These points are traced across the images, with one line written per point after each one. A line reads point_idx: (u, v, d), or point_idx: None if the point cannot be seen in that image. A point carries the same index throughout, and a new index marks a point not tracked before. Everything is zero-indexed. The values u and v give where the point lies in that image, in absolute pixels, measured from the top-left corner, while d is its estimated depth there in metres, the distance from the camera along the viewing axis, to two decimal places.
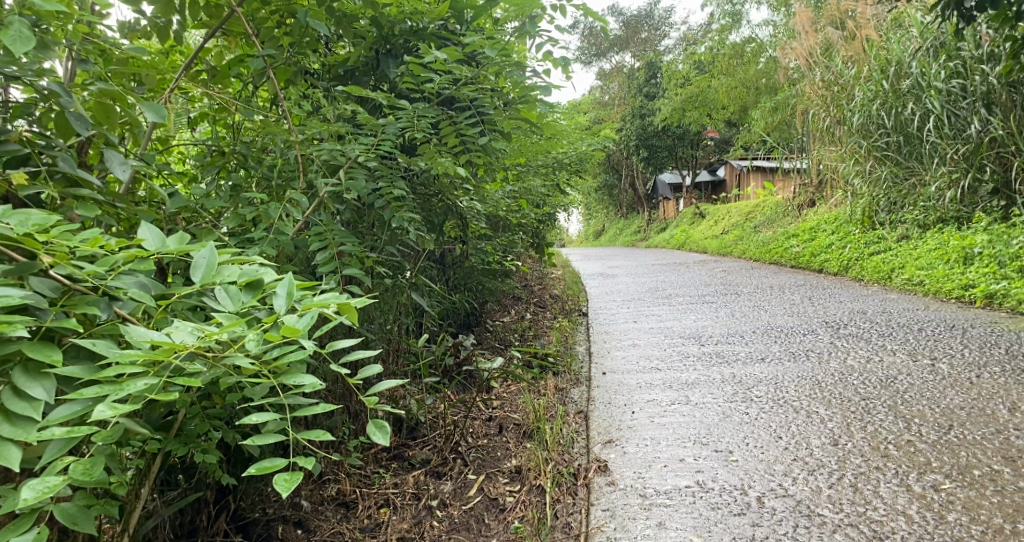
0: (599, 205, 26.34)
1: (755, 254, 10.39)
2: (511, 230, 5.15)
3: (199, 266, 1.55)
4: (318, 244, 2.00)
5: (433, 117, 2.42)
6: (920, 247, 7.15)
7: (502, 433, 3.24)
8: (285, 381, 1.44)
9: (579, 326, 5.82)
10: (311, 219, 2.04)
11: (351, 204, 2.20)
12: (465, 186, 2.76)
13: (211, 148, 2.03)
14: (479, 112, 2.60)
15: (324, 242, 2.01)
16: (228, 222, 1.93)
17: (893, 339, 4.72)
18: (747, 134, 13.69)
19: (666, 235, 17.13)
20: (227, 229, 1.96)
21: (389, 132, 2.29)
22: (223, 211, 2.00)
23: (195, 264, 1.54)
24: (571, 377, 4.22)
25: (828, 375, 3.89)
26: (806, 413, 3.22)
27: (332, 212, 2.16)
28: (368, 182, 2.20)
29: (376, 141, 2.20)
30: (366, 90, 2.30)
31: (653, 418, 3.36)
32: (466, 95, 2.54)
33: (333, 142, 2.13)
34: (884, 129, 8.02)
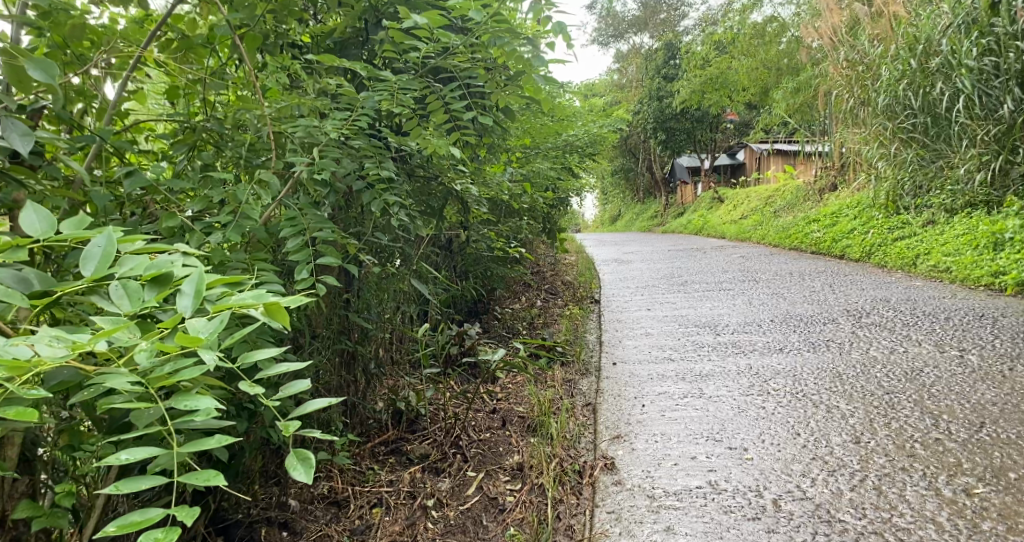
0: (616, 190, 26.10)
1: (775, 240, 10.17)
2: (519, 214, 5.01)
3: (95, 258, 1.41)
4: (291, 229, 1.86)
5: (416, 89, 2.27)
6: (947, 232, 6.93)
7: (505, 426, 3.11)
8: (173, 406, 1.33)
9: (591, 314, 5.67)
10: (286, 203, 1.91)
11: (335, 187, 2.07)
12: (462, 168, 2.63)
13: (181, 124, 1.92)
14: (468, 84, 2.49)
15: (299, 228, 1.88)
16: (192, 205, 1.78)
17: (919, 328, 4.54)
18: (768, 117, 13.42)
19: (684, 220, 16.88)
20: (194, 213, 1.82)
21: (370, 106, 2.15)
22: (194, 193, 1.87)
23: (88, 256, 1.40)
24: (580, 368, 4.08)
25: (849, 367, 3.72)
26: (826, 408, 3.06)
27: (313, 196, 2.03)
28: (351, 163, 2.06)
29: (356, 116, 2.06)
30: (342, 59, 2.16)
31: (664, 412, 3.21)
32: (454, 65, 2.41)
33: (311, 119, 1.99)
34: (910, 110, 7.78)
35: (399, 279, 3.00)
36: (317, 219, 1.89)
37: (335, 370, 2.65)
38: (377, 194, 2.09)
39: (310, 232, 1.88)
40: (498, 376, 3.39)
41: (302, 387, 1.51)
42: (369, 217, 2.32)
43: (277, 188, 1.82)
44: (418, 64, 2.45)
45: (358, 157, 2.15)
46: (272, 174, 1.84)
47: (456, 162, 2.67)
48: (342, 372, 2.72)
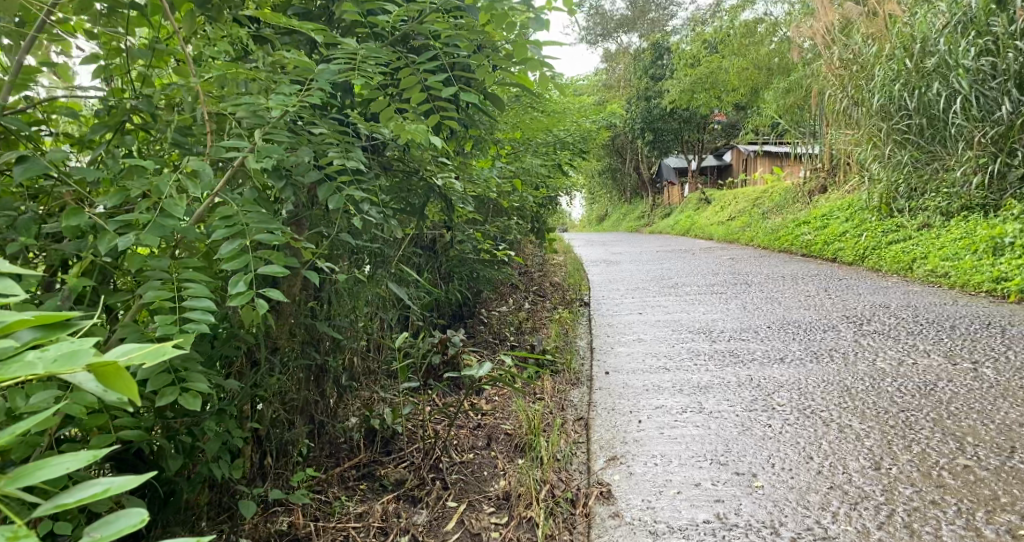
0: (602, 190, 25.87)
1: (764, 242, 9.96)
2: (506, 214, 4.75)
3: None
4: (223, 230, 1.57)
5: (384, 58, 1.98)
6: (944, 236, 6.74)
7: (490, 446, 2.85)
8: None
9: (580, 318, 5.42)
10: (222, 197, 1.62)
11: (288, 179, 1.80)
12: (442, 159, 2.36)
13: (103, 105, 1.66)
14: (448, 53, 2.21)
15: (232, 228, 1.58)
16: (103, 200, 1.51)
17: (925, 338, 4.32)
18: (757, 117, 13.23)
19: (670, 222, 16.65)
20: (107, 207, 1.55)
21: (326, 78, 1.87)
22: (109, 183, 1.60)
23: None
24: (569, 378, 3.82)
25: (857, 380, 3.48)
26: (838, 428, 2.81)
27: (264, 186, 1.75)
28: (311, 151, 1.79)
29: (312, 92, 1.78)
30: (298, 21, 1.88)
31: (662, 429, 2.96)
32: (428, 30, 2.13)
33: (262, 97, 1.71)
34: (905, 111, 7.59)
35: (374, 284, 2.73)
36: (257, 217, 1.63)
37: (297, 386, 2.39)
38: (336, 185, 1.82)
39: (250, 233, 1.60)
40: (482, 388, 3.13)
41: (123, 526, 0.93)
42: (336, 215, 2.06)
43: (209, 179, 1.56)
44: (388, 30, 2.18)
45: (319, 144, 1.88)
46: (202, 163, 1.56)
47: (435, 154, 2.41)
48: (308, 388, 2.45)
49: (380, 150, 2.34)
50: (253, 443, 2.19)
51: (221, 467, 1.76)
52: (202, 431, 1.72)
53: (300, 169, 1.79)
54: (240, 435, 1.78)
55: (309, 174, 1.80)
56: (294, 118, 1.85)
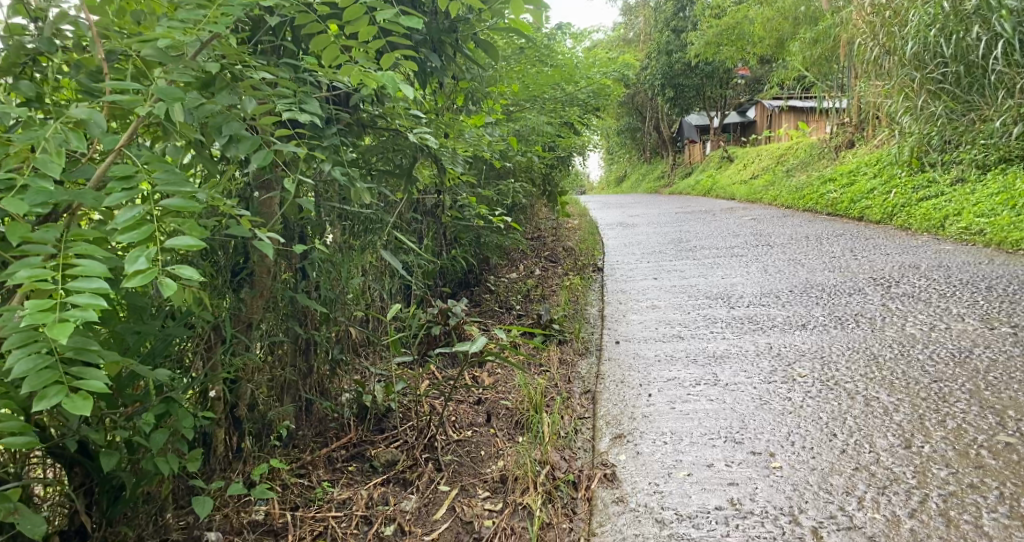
0: (622, 151, 25.48)
1: (787, 201, 9.68)
2: (513, 176, 4.56)
3: None
4: (118, 193, 1.39)
5: None
6: (978, 191, 6.46)
7: (490, 422, 2.68)
8: None
9: (593, 284, 5.23)
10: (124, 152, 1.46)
11: (218, 135, 1.63)
12: (416, 112, 2.15)
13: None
14: None
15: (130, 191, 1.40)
16: None
17: (959, 300, 4.09)
18: (782, 71, 12.84)
19: (690, 182, 16.33)
20: None
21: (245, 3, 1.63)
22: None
23: None
24: (578, 349, 3.65)
25: (885, 348, 3.27)
26: (864, 401, 2.62)
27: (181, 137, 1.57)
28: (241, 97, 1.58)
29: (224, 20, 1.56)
30: None
31: (674, 404, 2.78)
32: None
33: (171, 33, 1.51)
34: (940, 59, 7.35)
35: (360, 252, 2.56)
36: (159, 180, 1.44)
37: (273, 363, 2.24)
38: (260, 141, 1.64)
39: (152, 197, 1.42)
40: (483, 359, 2.96)
41: None
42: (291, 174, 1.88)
43: (97, 131, 1.41)
44: None
45: (259, 92, 1.70)
46: (90, 111, 1.41)
47: (410, 106, 2.20)
48: (289, 366, 2.29)
49: (348, 103, 2.15)
50: (228, 425, 2.03)
51: (169, 460, 1.61)
52: (144, 422, 1.58)
53: (221, 120, 1.61)
54: (190, 425, 1.64)
55: (228, 127, 1.61)
56: (226, 62, 1.66)
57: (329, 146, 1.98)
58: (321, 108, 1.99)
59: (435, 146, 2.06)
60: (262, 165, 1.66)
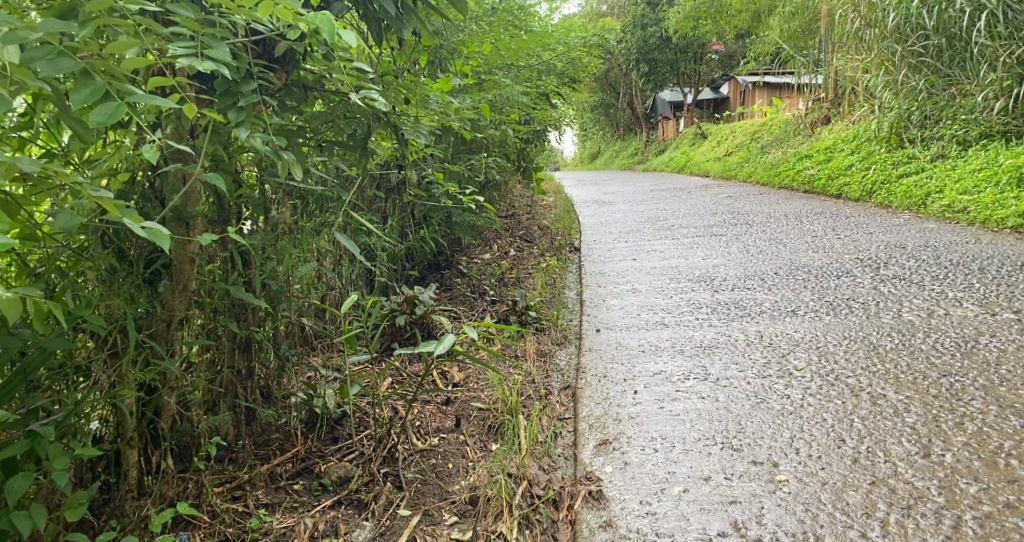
0: (594, 127, 25.18)
1: (763, 178, 9.48)
2: (485, 151, 4.27)
3: None
4: None
5: None
6: (960, 167, 6.29)
7: (459, 426, 2.40)
8: None
9: (570, 266, 4.97)
10: None
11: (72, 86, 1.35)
12: (359, 65, 1.84)
13: None
14: None
15: None
16: None
17: (953, 283, 3.87)
18: (758, 45, 12.64)
19: (664, 159, 16.09)
20: None
21: None
22: None
23: None
24: (554, 338, 3.40)
25: (884, 337, 3.04)
26: (870, 399, 2.38)
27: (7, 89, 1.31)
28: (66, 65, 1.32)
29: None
30: None
31: (662, 403, 2.53)
32: None
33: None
34: (922, 32, 7.17)
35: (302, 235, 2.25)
36: None
37: (197, 368, 1.95)
38: (104, 87, 1.36)
39: None
40: (450, 353, 2.68)
41: None
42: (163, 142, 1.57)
43: None
44: None
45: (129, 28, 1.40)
46: None
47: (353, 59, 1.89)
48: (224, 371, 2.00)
49: (280, 61, 1.86)
50: (146, 443, 1.75)
51: (32, 516, 1.44)
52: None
53: (44, 54, 1.32)
54: (61, 468, 1.46)
55: (55, 64, 1.32)
56: None
57: (249, 104, 1.66)
58: (238, 60, 1.68)
59: (382, 108, 1.79)
60: (110, 118, 1.36)
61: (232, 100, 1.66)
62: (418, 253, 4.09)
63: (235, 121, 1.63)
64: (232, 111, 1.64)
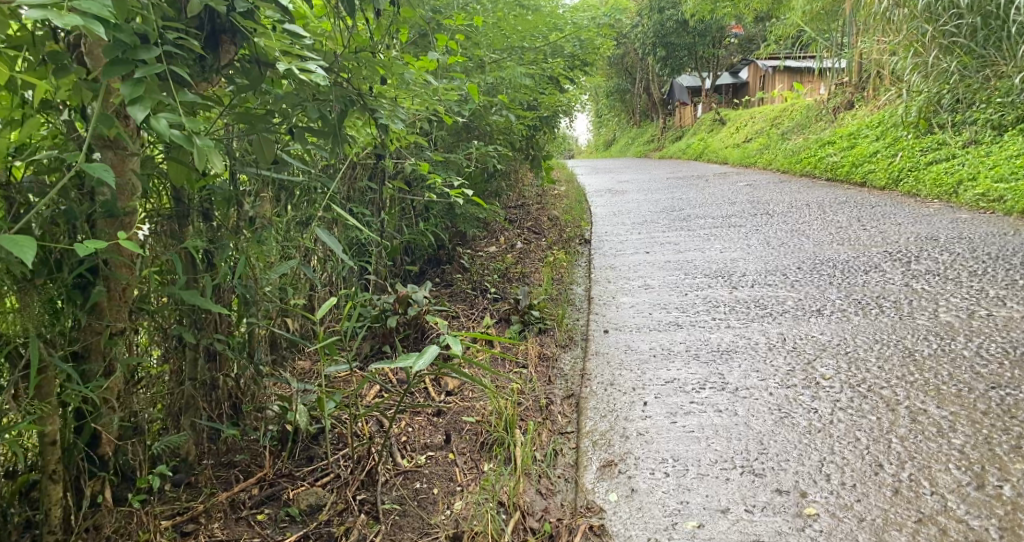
0: (610, 114, 24.81)
1: (783, 165, 9.18)
2: (488, 139, 4.04)
3: None
4: None
5: None
6: (994, 153, 5.98)
7: (448, 444, 2.17)
8: None
9: (579, 260, 4.72)
10: None
11: None
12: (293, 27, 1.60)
13: None
14: None
15: None
16: None
17: (992, 279, 3.60)
18: (780, 29, 12.29)
19: (681, 146, 15.75)
20: None
21: None
22: None
23: None
24: (559, 339, 3.16)
25: (920, 341, 2.78)
26: (909, 415, 2.13)
27: None
28: None
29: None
30: None
31: (675, 418, 2.29)
32: None
33: None
34: (955, 11, 6.85)
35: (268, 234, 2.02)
36: None
37: (154, 380, 1.76)
38: None
39: None
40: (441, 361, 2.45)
41: None
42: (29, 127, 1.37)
43: None
44: None
45: None
46: None
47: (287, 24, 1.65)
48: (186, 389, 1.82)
49: (214, 41, 1.63)
50: (88, 477, 1.57)
51: None
52: None
53: None
54: None
55: None
56: None
57: (147, 77, 1.40)
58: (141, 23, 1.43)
59: (318, 82, 1.57)
60: None
61: (129, 69, 1.40)
62: (417, 247, 3.86)
63: (129, 97, 1.37)
64: (127, 86, 1.38)
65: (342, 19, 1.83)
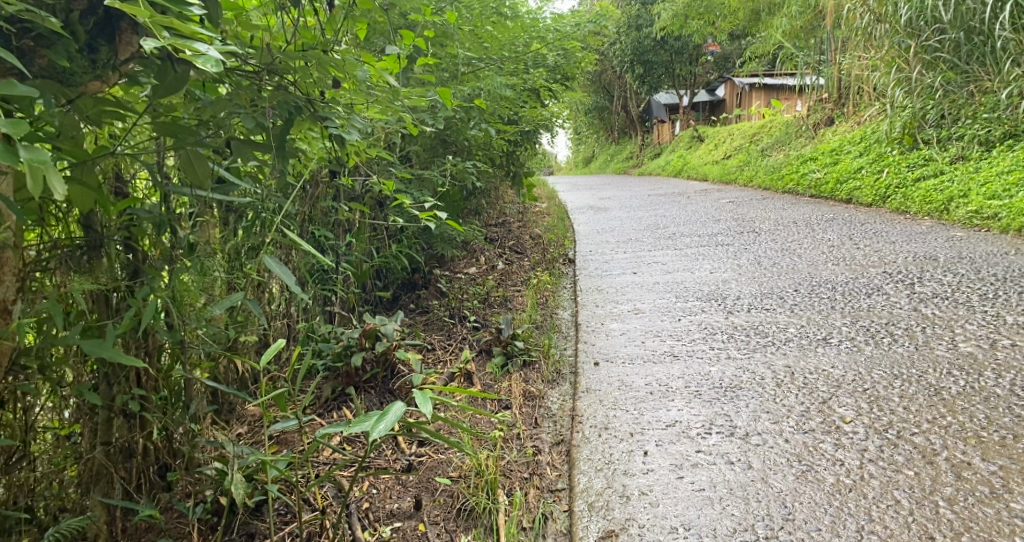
0: (588, 131, 24.65)
1: (765, 182, 8.97)
2: (465, 154, 3.74)
3: None
4: None
5: None
6: (984, 169, 5.78)
7: (420, 509, 1.88)
8: None
9: (563, 281, 4.42)
10: None
11: None
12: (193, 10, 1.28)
13: None
14: None
15: None
16: None
17: (1005, 303, 3.34)
18: (756, 44, 12.15)
19: (661, 163, 15.55)
20: None
21: None
22: None
23: None
24: (545, 374, 2.84)
25: (946, 375, 2.50)
26: (953, 470, 1.88)
27: None
28: None
29: None
30: None
31: (681, 472, 1.99)
32: None
33: None
34: (938, 25, 6.70)
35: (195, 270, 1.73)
36: None
37: (59, 443, 1.55)
38: None
39: None
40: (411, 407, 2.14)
41: None
42: None
43: None
44: None
45: None
46: None
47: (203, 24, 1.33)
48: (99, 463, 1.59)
49: (110, 30, 1.35)
50: None
51: None
52: None
53: None
54: None
55: None
56: None
57: None
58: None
59: (210, 67, 1.24)
60: None
61: None
62: (389, 270, 3.54)
63: None
64: None
65: (287, 11, 1.51)
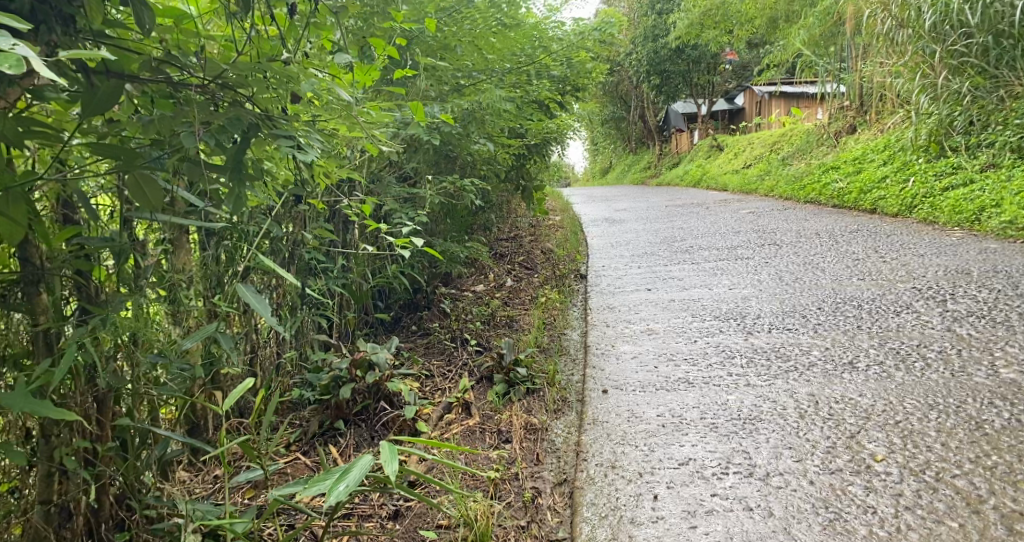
0: (605, 142, 24.44)
1: (785, 192, 8.73)
2: (468, 169, 3.57)
3: None
4: None
5: None
6: (1016, 177, 5.53)
7: None
8: None
9: (573, 299, 4.23)
10: None
11: None
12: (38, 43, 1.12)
13: None
14: None
15: None
16: None
17: None
18: (774, 52, 11.92)
19: (679, 173, 15.32)
20: None
21: None
22: None
23: None
24: (549, 403, 2.66)
25: (988, 406, 2.30)
26: (1004, 523, 1.71)
27: None
28: None
29: None
30: None
31: (694, 521, 1.81)
32: None
33: None
34: (965, 30, 6.45)
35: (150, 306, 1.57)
36: None
37: None
38: None
39: None
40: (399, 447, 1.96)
41: None
42: None
43: None
44: None
45: None
46: None
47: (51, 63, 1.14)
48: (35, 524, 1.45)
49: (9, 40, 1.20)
50: None
51: None
52: None
53: None
54: None
55: None
56: None
57: None
58: None
59: (3, 66, 1.01)
60: None
61: None
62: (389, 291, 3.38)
63: None
64: None
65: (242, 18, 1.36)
